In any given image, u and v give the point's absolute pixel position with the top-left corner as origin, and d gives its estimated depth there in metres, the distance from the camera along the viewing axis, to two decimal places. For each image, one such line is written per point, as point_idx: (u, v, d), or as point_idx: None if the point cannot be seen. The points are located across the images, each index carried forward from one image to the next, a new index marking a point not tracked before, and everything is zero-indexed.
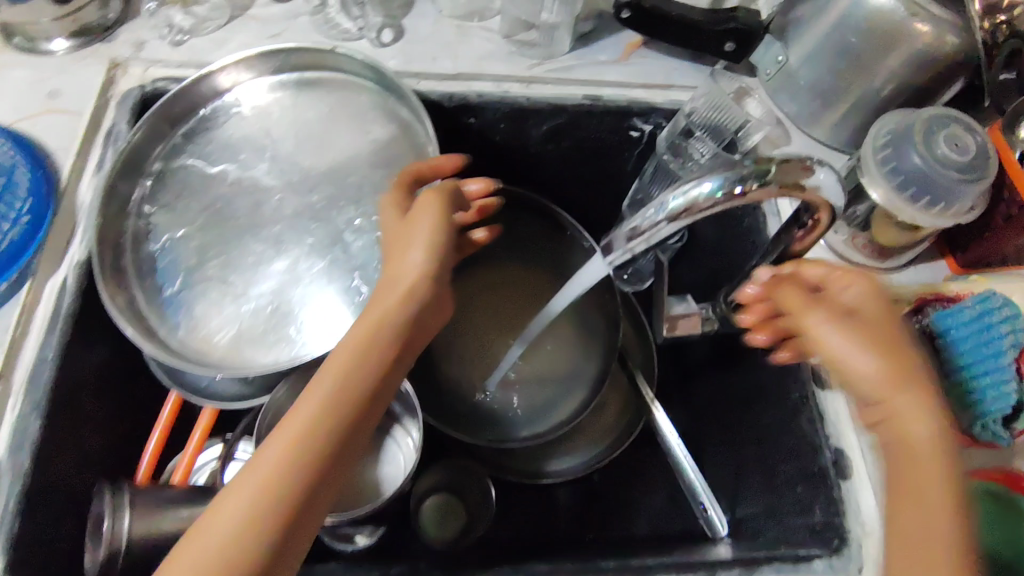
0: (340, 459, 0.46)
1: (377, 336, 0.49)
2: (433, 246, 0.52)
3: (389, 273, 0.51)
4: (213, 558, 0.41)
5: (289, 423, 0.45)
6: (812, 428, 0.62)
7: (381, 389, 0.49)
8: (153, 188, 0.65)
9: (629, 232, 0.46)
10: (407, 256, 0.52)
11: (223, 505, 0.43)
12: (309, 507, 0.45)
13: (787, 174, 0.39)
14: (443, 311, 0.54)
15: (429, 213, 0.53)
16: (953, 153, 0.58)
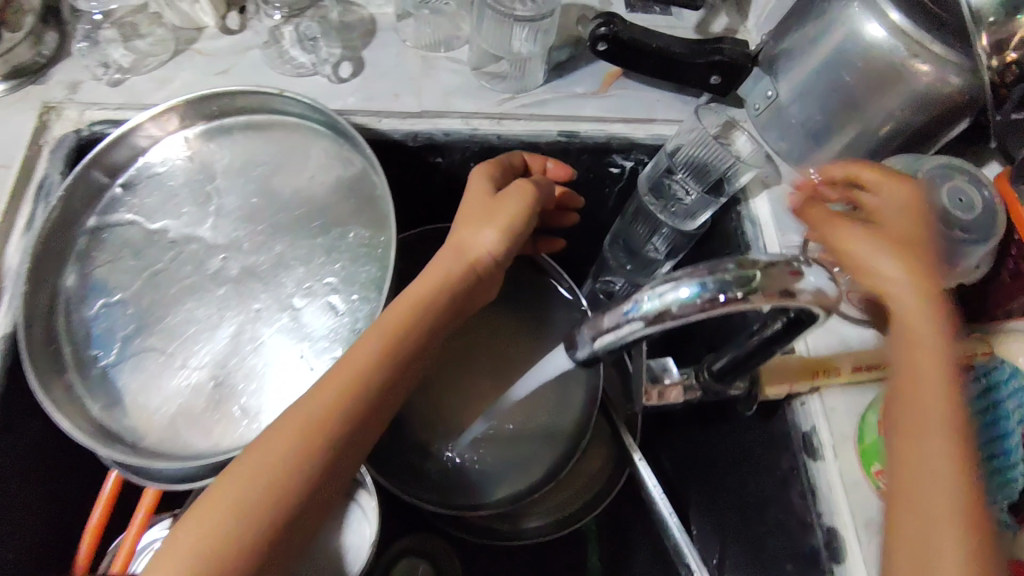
0: (369, 424, 0.50)
1: (443, 294, 0.55)
2: (509, 229, 0.57)
3: (465, 242, 0.57)
4: (281, 459, 0.46)
5: (333, 376, 0.49)
6: (804, 503, 0.57)
7: (418, 360, 0.53)
8: (90, 245, 0.61)
9: (603, 324, 0.40)
10: (484, 229, 0.57)
11: (257, 454, 0.46)
12: (337, 467, 0.48)
13: (773, 281, 0.33)
14: (488, 289, 0.60)
15: (519, 198, 0.58)
16: (956, 210, 0.53)
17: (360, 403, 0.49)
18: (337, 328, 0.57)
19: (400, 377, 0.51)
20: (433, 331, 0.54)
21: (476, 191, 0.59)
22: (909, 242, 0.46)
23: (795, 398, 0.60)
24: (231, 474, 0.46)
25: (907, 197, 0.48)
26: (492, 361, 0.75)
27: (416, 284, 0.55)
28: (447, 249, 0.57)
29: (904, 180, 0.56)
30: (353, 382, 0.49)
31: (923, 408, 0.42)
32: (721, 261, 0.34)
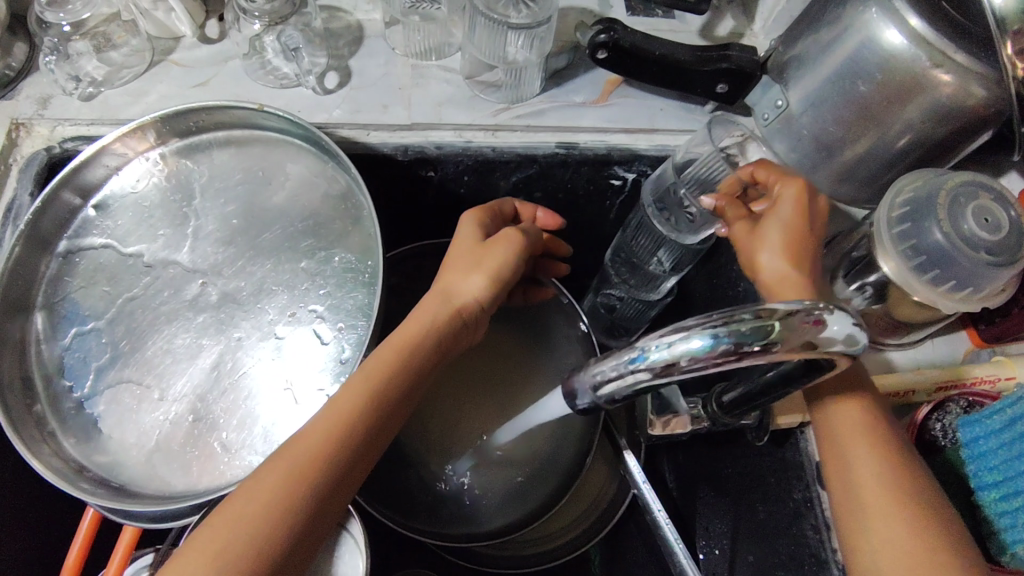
0: (347, 483, 0.46)
1: (423, 339, 0.52)
2: (495, 276, 0.56)
3: (447, 287, 0.55)
4: (248, 528, 0.42)
5: (307, 432, 0.46)
6: (818, 539, 0.55)
7: (401, 413, 0.50)
8: (62, 270, 0.58)
9: (603, 373, 0.37)
10: (471, 276, 0.55)
11: (224, 519, 0.43)
12: (310, 532, 0.44)
13: (794, 332, 0.30)
14: (474, 335, 0.58)
15: (507, 244, 0.56)
16: (981, 230, 0.50)
17: (336, 460, 0.45)
18: (323, 359, 0.54)
19: (380, 431, 0.48)
20: (416, 381, 0.51)
21: (465, 238, 0.57)
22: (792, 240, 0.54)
23: (808, 426, 0.56)
24: (194, 544, 0.42)
25: (794, 196, 0.55)
26: (489, 384, 0.71)
27: (398, 333, 0.52)
28: (430, 296, 0.55)
29: (924, 199, 0.52)
30: (327, 439, 0.45)
31: (855, 472, 0.46)
32: (735, 311, 0.31)
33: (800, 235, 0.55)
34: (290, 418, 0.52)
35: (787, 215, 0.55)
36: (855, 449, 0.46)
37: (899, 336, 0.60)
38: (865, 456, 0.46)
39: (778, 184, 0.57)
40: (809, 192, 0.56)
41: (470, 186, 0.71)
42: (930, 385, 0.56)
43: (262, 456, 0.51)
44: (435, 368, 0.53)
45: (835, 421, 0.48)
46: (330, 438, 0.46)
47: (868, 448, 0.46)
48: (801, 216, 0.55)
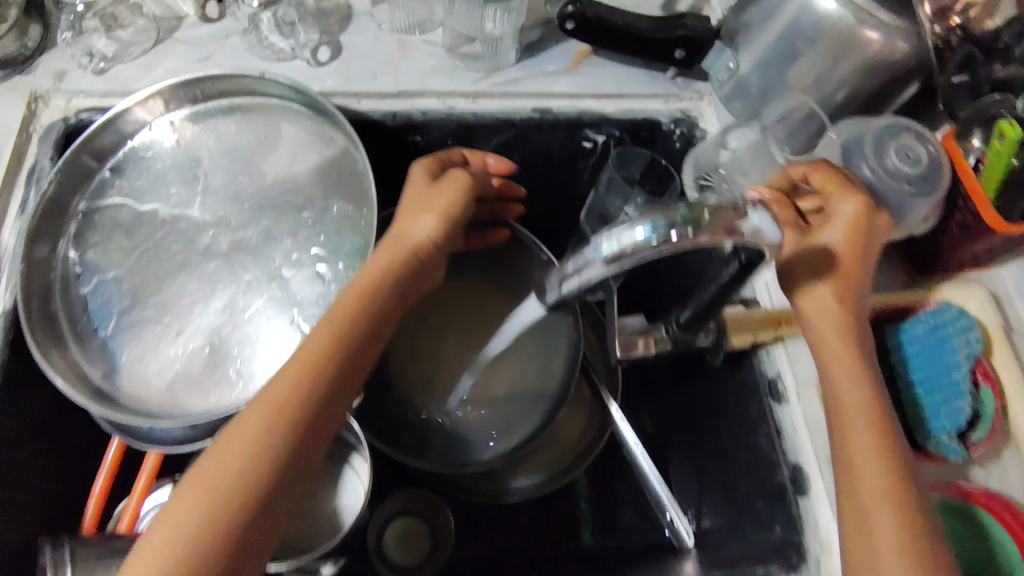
0: (326, 411, 0.52)
1: (382, 279, 0.57)
2: (446, 214, 0.60)
3: (400, 229, 0.59)
4: (240, 456, 0.49)
5: (285, 372, 0.52)
6: (770, 443, 0.61)
7: (368, 347, 0.56)
8: (82, 227, 0.63)
9: (563, 274, 0.43)
10: (421, 217, 0.60)
11: (220, 454, 0.49)
12: (299, 455, 0.50)
13: (721, 221, 0.37)
14: (435, 273, 0.63)
15: (451, 185, 0.61)
16: (903, 165, 0.58)
17: (310, 392, 0.51)
18: (325, 295, 0.60)
19: (351, 362, 0.54)
20: (379, 318, 0.57)
21: (415, 184, 0.62)
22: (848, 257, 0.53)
23: (760, 348, 0.64)
24: (196, 477, 0.48)
25: (848, 218, 0.54)
26: (471, 329, 0.77)
27: (359, 277, 0.58)
28: (385, 241, 0.60)
29: (852, 142, 0.60)
30: (302, 375, 0.52)
31: (855, 437, 0.50)
32: (670, 206, 0.38)
33: (853, 259, 0.53)
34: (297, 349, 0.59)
35: (840, 237, 0.54)
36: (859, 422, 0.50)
37: None
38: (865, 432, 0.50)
39: (835, 196, 0.55)
40: (869, 211, 0.54)
41: (453, 150, 0.77)
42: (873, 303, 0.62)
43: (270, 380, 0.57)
44: (397, 303, 0.58)
45: (832, 357, 0.53)
46: (303, 372, 0.52)
47: (869, 422, 0.50)
48: (856, 239, 0.53)
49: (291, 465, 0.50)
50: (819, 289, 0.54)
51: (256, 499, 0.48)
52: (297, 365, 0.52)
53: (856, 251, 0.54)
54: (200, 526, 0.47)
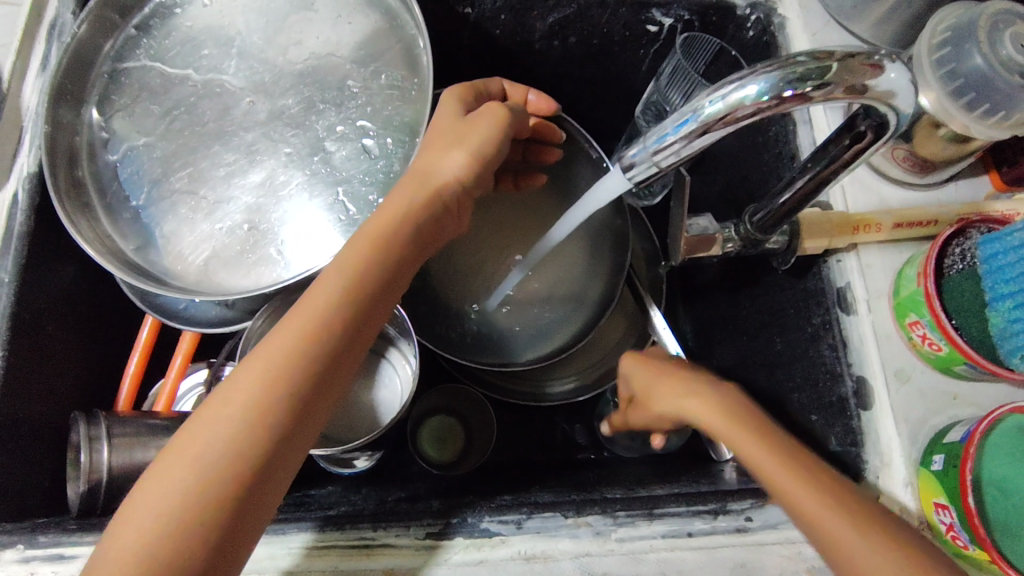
0: (327, 386, 0.44)
1: (401, 229, 0.49)
2: (479, 151, 0.52)
3: (427, 170, 0.50)
4: (223, 441, 0.40)
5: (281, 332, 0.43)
6: (835, 356, 0.59)
7: (380, 302, 0.47)
8: (108, 89, 0.59)
9: (652, 140, 0.39)
10: (451, 155, 0.51)
11: (197, 438, 0.40)
12: (294, 438, 0.42)
13: (851, 73, 0.33)
14: (457, 217, 0.55)
15: (491, 118, 0.52)
16: (1018, 55, 0.51)
17: (313, 364, 0.43)
18: (372, 172, 0.56)
19: (357, 328, 0.45)
20: (393, 274, 0.48)
21: (444, 115, 0.54)
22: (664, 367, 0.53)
23: (831, 255, 0.59)
24: (164, 473, 0.40)
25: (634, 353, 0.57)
26: (509, 229, 0.74)
27: (373, 223, 0.49)
28: (408, 179, 0.51)
29: (963, 25, 0.53)
30: (301, 345, 0.43)
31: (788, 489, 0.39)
32: (792, 56, 0.33)
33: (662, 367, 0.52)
34: (339, 231, 0.55)
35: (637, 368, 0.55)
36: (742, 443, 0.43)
37: (924, 175, 0.61)
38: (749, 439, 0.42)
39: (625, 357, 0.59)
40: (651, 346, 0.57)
41: (505, 27, 0.70)
42: (952, 217, 0.57)
43: (312, 264, 0.54)
44: (412, 257, 0.50)
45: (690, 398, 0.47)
46: (304, 340, 0.43)
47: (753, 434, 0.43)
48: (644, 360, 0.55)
49: (296, 436, 0.43)
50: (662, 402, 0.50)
51: (246, 490, 0.40)
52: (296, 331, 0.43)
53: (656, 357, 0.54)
54: (165, 523, 0.38)
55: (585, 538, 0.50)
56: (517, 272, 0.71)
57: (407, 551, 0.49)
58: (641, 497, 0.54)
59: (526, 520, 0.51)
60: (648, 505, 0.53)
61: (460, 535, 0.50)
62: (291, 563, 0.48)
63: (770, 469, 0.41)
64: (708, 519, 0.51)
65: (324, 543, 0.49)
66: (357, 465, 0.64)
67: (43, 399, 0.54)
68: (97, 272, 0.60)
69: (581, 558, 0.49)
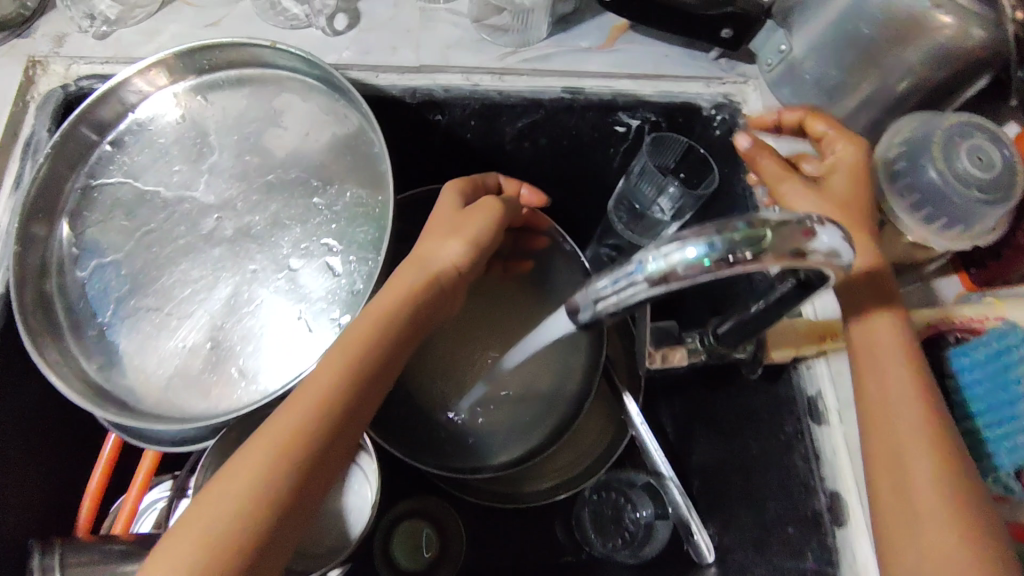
0: (333, 452, 0.47)
1: (400, 310, 0.51)
2: (475, 240, 0.55)
3: (424, 256, 0.54)
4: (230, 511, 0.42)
5: (291, 405, 0.46)
6: (807, 468, 0.57)
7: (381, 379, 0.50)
8: (81, 205, 0.60)
9: (596, 291, 0.39)
10: (448, 243, 0.54)
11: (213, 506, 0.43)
12: (296, 510, 0.44)
13: (785, 241, 0.32)
14: (454, 300, 0.57)
15: (484, 209, 0.55)
16: (975, 169, 0.51)
17: (322, 433, 0.46)
18: (335, 289, 0.56)
19: (355, 409, 0.48)
20: (397, 351, 0.51)
21: (442, 205, 0.57)
22: (849, 204, 0.51)
23: (801, 361, 0.59)
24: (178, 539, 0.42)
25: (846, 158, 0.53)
26: (486, 319, 0.73)
27: (376, 303, 0.51)
28: (407, 263, 0.54)
29: (919, 140, 0.54)
30: (313, 417, 0.46)
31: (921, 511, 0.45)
32: (729, 220, 0.33)
33: (862, 209, 0.51)
34: (302, 348, 0.55)
35: (853, 181, 0.52)
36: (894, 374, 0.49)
37: None
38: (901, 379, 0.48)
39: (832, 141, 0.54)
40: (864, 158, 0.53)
41: (476, 131, 0.72)
42: (923, 323, 0.56)
43: (275, 382, 0.54)
44: (414, 334, 0.52)
45: (877, 333, 0.50)
46: (313, 412, 0.46)
47: (906, 394, 0.48)
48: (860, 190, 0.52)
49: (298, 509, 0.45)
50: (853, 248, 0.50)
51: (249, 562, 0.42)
52: (305, 409, 0.46)
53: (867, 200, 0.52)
54: None
55: None
56: (481, 386, 0.71)
57: None
58: None
59: None
60: None
61: None
62: None
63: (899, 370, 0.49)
64: None
65: None
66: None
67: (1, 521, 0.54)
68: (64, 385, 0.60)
69: None
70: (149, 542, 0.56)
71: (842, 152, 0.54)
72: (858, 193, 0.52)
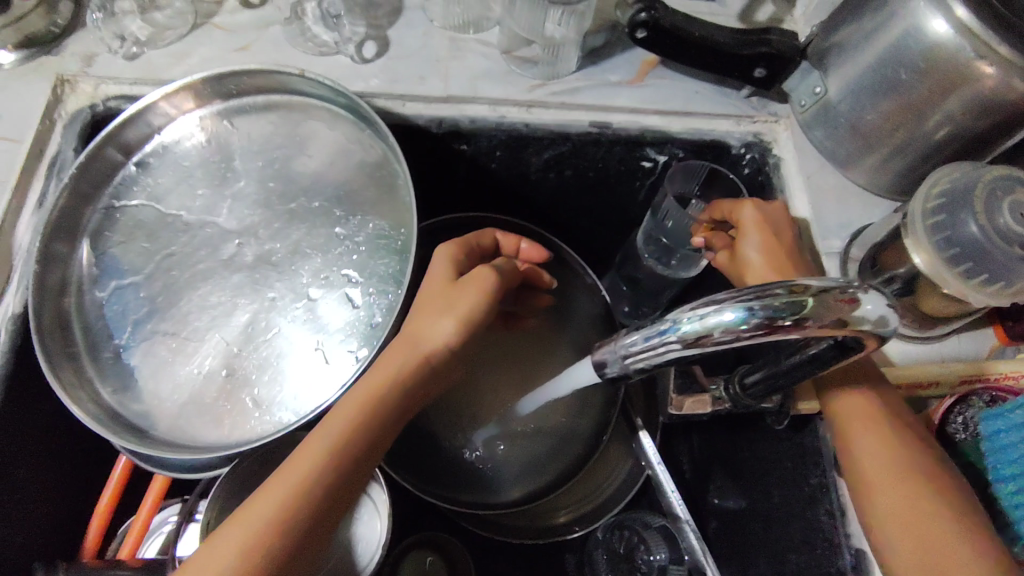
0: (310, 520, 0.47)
1: (389, 386, 0.50)
2: (468, 318, 0.52)
3: (415, 332, 0.52)
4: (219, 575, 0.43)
5: (272, 484, 0.47)
6: (832, 523, 0.55)
7: (371, 452, 0.49)
8: (103, 224, 0.59)
9: (628, 347, 0.38)
10: (441, 319, 0.52)
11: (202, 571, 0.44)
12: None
13: (827, 309, 0.31)
14: (450, 372, 0.55)
15: (478, 284, 0.53)
16: (1016, 224, 0.50)
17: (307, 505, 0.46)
18: (354, 322, 0.55)
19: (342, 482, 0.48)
20: (382, 429, 0.50)
21: (436, 277, 0.54)
22: (770, 259, 0.58)
23: None
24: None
25: (752, 220, 0.60)
26: (508, 357, 0.70)
27: (365, 383, 0.50)
28: (398, 340, 0.52)
29: (960, 190, 0.52)
30: (296, 487, 0.46)
31: None
32: (769, 285, 0.32)
33: (775, 248, 0.58)
34: (321, 380, 0.54)
35: (755, 236, 0.59)
36: (868, 438, 0.49)
37: (925, 330, 0.58)
38: (877, 444, 0.49)
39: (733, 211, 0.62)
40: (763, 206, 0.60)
41: (501, 161, 0.71)
42: (954, 377, 0.56)
43: (289, 415, 0.53)
44: (403, 413, 0.52)
45: (844, 414, 0.51)
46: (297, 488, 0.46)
47: (893, 467, 0.48)
48: (768, 235, 0.59)
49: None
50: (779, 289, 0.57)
51: None
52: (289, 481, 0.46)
53: (777, 240, 0.59)
54: None
55: None
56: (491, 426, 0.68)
57: None
58: None
59: None
60: None
61: None
62: None
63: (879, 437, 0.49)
64: None
65: None
66: None
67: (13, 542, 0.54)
68: None
69: None
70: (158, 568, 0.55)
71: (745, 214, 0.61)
72: (772, 245, 0.59)
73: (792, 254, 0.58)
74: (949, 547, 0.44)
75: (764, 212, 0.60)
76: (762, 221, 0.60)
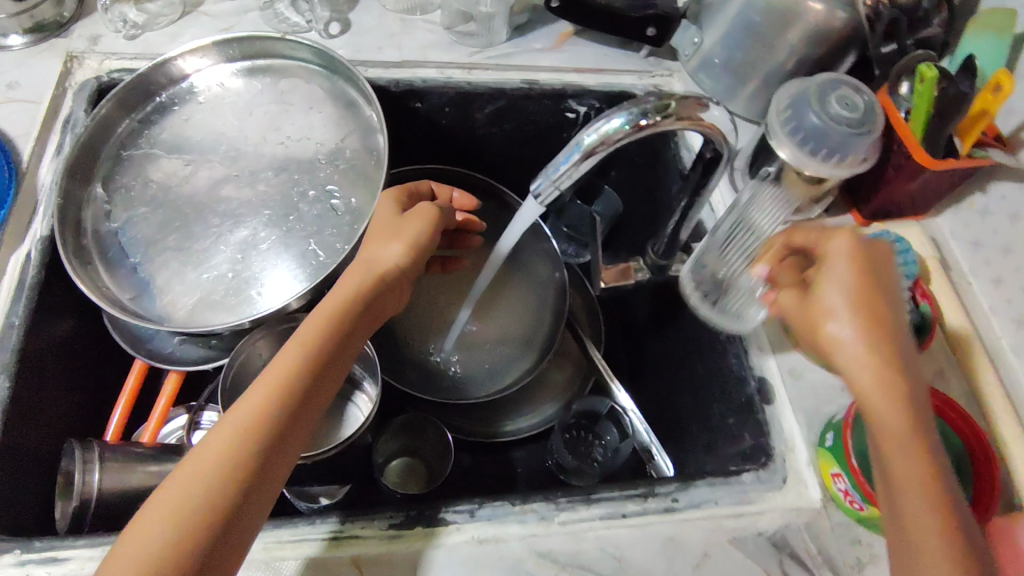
0: (230, 540, 0.45)
1: (332, 325, 0.54)
2: (413, 242, 0.61)
3: (368, 256, 0.59)
4: (159, 541, 0.43)
5: (200, 453, 0.46)
6: (738, 362, 0.68)
7: (317, 391, 0.52)
8: (113, 168, 0.69)
9: (550, 172, 0.50)
10: (391, 245, 0.60)
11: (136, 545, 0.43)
12: (234, 532, 0.45)
13: (684, 108, 0.47)
14: (397, 299, 0.62)
15: (423, 215, 0.62)
16: (845, 111, 0.62)
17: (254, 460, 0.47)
18: (340, 225, 0.68)
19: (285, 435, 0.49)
20: (333, 362, 0.53)
21: (383, 214, 0.63)
22: (868, 312, 0.43)
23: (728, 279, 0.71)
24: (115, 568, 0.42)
25: (840, 254, 0.45)
26: (458, 287, 0.84)
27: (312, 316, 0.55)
28: (353, 268, 0.59)
29: (800, 94, 0.65)
30: (229, 450, 0.46)
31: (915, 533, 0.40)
32: (641, 98, 0.46)
33: (873, 294, 0.44)
34: (314, 272, 0.65)
35: (848, 273, 0.45)
36: (889, 428, 0.42)
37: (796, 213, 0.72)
38: (907, 448, 0.41)
39: (822, 240, 0.48)
40: (859, 244, 0.46)
41: (450, 118, 0.84)
42: None
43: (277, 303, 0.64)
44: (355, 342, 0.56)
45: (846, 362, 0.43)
46: (235, 440, 0.47)
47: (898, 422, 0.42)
48: (866, 277, 0.45)
49: (230, 533, 0.45)
50: (853, 342, 0.43)
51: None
52: (224, 439, 0.47)
53: (872, 293, 0.44)
54: None
55: (531, 522, 0.56)
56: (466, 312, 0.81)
57: (372, 540, 0.55)
58: (580, 489, 0.59)
59: (478, 509, 0.57)
60: (585, 492, 0.59)
61: (421, 524, 0.55)
62: (313, 550, 0.54)
63: (889, 397, 0.42)
64: (639, 501, 0.59)
65: (296, 537, 0.54)
66: (320, 501, 0.69)
67: (37, 430, 0.61)
68: (91, 324, 0.69)
69: (528, 539, 0.56)
70: (174, 450, 0.64)
71: (836, 242, 0.47)
72: (866, 288, 0.44)
73: (894, 319, 0.44)
74: (922, 494, 0.40)
75: (859, 243, 0.46)
76: (846, 258, 0.45)
